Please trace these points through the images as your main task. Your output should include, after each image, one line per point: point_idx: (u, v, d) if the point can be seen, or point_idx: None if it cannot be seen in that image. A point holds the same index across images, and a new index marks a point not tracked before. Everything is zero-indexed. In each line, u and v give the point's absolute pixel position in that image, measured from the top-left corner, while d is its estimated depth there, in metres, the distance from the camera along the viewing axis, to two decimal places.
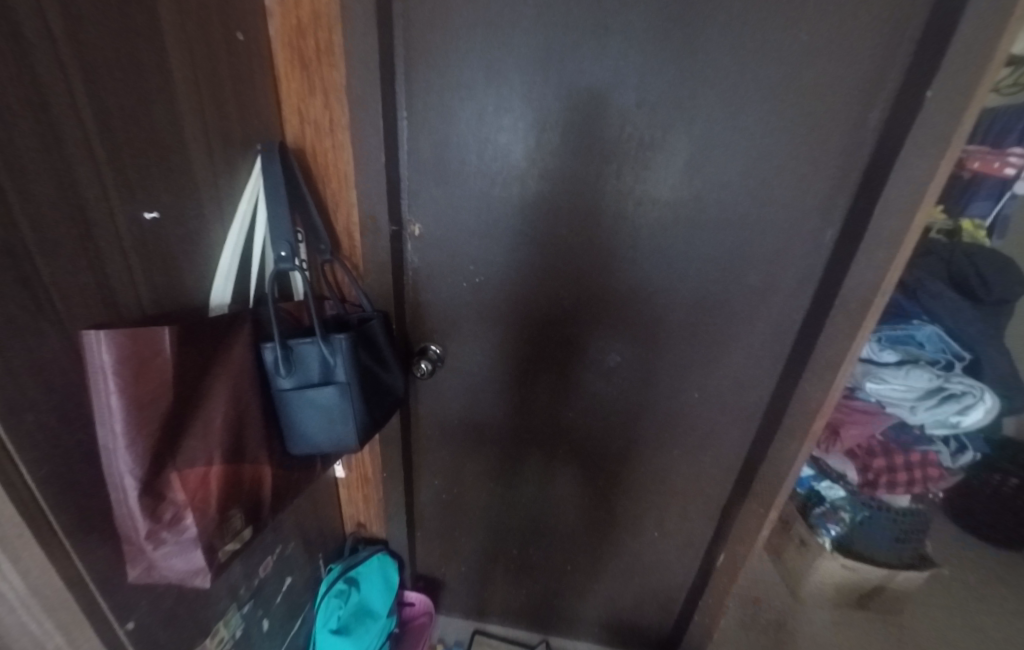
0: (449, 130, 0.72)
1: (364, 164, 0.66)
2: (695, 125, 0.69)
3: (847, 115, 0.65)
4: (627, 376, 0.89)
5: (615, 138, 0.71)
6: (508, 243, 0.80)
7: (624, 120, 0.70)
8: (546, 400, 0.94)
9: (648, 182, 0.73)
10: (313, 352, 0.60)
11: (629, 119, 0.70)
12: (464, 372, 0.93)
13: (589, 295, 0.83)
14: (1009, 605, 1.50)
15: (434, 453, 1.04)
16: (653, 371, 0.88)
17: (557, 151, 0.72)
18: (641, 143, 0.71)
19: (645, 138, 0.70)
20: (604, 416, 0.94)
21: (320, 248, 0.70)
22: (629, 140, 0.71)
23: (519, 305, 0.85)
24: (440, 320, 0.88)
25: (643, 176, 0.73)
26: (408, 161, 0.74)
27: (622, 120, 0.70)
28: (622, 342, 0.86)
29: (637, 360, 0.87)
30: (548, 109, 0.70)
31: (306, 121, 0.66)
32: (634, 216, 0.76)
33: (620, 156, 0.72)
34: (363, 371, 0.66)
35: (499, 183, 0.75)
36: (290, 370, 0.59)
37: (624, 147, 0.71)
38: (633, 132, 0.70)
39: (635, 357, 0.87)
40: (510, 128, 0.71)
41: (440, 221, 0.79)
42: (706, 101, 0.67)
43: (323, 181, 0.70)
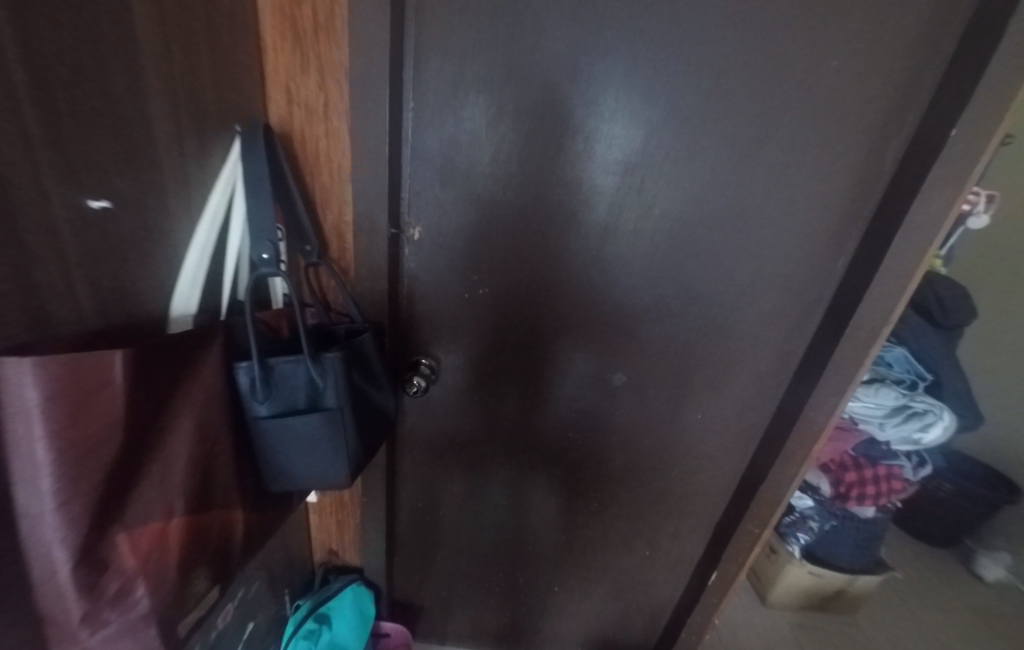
0: (460, 125, 0.64)
1: (365, 157, 0.58)
2: (723, 140, 0.65)
3: (870, 142, 0.65)
4: (631, 396, 0.86)
5: (638, 148, 0.66)
6: (516, 253, 0.73)
7: (650, 129, 0.65)
8: (544, 418, 0.89)
9: (669, 196, 0.69)
10: (298, 372, 0.51)
11: (654, 129, 0.65)
12: (458, 388, 0.86)
13: (598, 311, 0.78)
14: (947, 604, 1.63)
15: (420, 473, 0.95)
16: (657, 391, 0.85)
17: (576, 158, 0.67)
18: (665, 156, 0.67)
19: (669, 150, 0.66)
20: (604, 436, 0.90)
21: (306, 249, 0.60)
22: (653, 151, 0.66)
23: (524, 319, 0.79)
24: (435, 333, 0.80)
25: (663, 190, 0.69)
26: (412, 157, 0.66)
27: (648, 130, 0.65)
28: (629, 361, 0.82)
29: (642, 380, 0.84)
30: (570, 112, 0.64)
31: (295, 102, 0.57)
32: (652, 232, 0.72)
33: (641, 168, 0.68)
34: (354, 393, 0.57)
35: (510, 189, 0.69)
36: (270, 393, 0.50)
37: (647, 158, 0.67)
38: (658, 143, 0.66)
39: (641, 377, 0.84)
40: (528, 129, 0.65)
41: (443, 225, 0.71)
42: (737, 116, 0.64)
43: (312, 173, 0.60)
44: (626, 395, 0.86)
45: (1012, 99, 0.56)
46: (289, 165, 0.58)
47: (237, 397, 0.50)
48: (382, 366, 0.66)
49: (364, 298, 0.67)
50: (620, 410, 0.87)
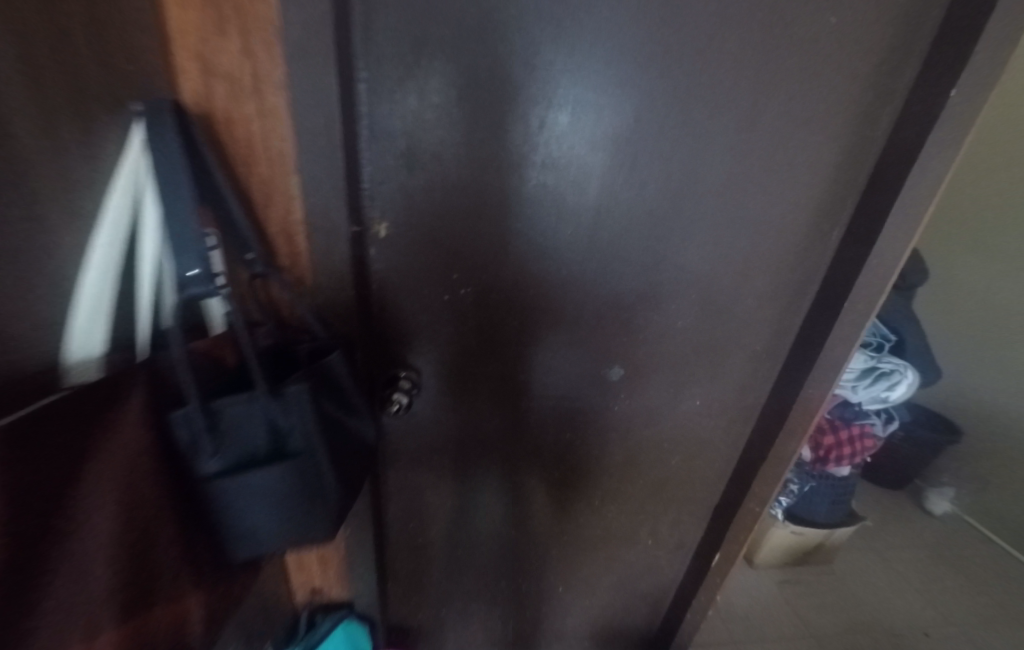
0: (426, 97, 0.54)
1: (313, 139, 0.47)
2: (723, 107, 0.59)
3: (869, 104, 0.61)
4: (628, 389, 0.81)
5: (633, 120, 0.59)
6: (499, 245, 0.65)
7: (644, 98, 0.57)
8: (539, 420, 0.83)
9: (665, 174, 0.63)
10: (256, 413, 0.41)
11: (650, 97, 0.58)
12: (443, 398, 0.78)
13: (592, 302, 0.72)
14: (906, 542, 1.77)
15: (407, 492, 0.87)
16: (654, 381, 0.80)
17: (563, 135, 0.59)
18: (660, 128, 0.60)
19: (665, 121, 0.59)
20: (603, 433, 0.86)
21: (248, 256, 0.49)
22: (648, 123, 0.59)
23: (512, 318, 0.72)
24: (413, 342, 0.71)
25: (659, 167, 0.63)
26: (371, 138, 0.55)
27: (642, 98, 0.57)
28: (626, 352, 0.77)
29: (639, 371, 0.79)
30: (556, 80, 0.55)
31: (212, 74, 0.45)
32: (647, 215, 0.66)
33: (635, 143, 0.60)
34: (327, 425, 0.48)
35: (489, 173, 0.60)
36: (222, 444, 0.40)
37: (641, 131, 0.60)
38: (653, 113, 0.59)
39: (638, 369, 0.79)
40: (506, 101, 0.55)
41: (414, 219, 0.61)
42: (738, 79, 0.57)
43: (246, 164, 0.49)
44: (624, 388, 0.81)
45: (1007, 56, 0.54)
46: (214, 154, 0.47)
47: (177, 454, 0.39)
48: (357, 388, 0.57)
49: (328, 312, 0.56)
50: (618, 404, 0.82)
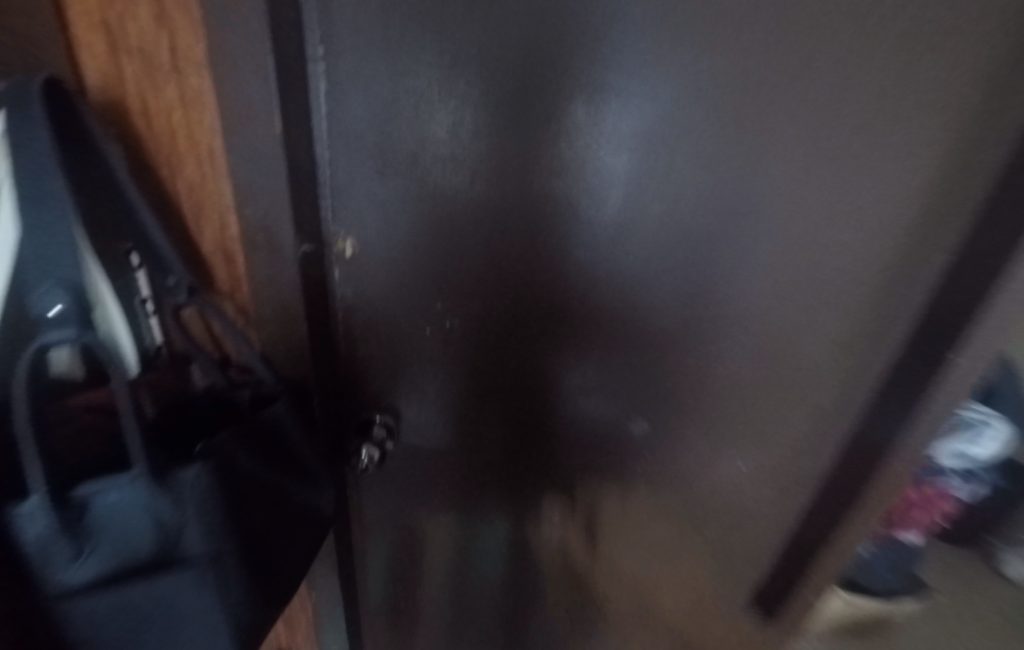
0: (403, 81, 0.40)
1: (245, 136, 0.36)
2: (850, 114, 0.36)
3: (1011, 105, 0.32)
4: (655, 449, 0.65)
5: (682, 128, 0.41)
6: (494, 269, 0.52)
7: (700, 99, 0.39)
8: (542, 472, 0.70)
9: (733, 201, 0.44)
10: (135, 506, 0.30)
11: (711, 97, 0.39)
12: (428, 444, 0.65)
13: (610, 341, 0.58)
14: (985, 624, 1.49)
15: (388, 550, 0.74)
16: (693, 447, 0.63)
17: (579, 139, 0.45)
18: (728, 139, 0.40)
19: (737, 130, 0.40)
20: (621, 498, 0.70)
21: (169, 281, 0.39)
22: (706, 132, 0.41)
23: (510, 353, 0.59)
24: (391, 385, 0.57)
25: (724, 191, 0.44)
26: (332, 133, 0.43)
27: (697, 99, 0.40)
28: (654, 408, 0.61)
29: (673, 433, 0.62)
30: (572, 66, 0.40)
31: (120, 50, 0.35)
32: (699, 246, 0.48)
33: (684, 157, 0.43)
34: (248, 507, 0.37)
35: (484, 181, 0.46)
36: (88, 546, 0.29)
37: (694, 142, 0.42)
38: (717, 119, 0.40)
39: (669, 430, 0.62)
40: (508, 90, 0.42)
41: (390, 235, 0.48)
42: (886, 64, 0.33)
43: (171, 166, 0.39)
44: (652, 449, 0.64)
45: None
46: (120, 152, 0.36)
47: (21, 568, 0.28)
48: (309, 447, 0.46)
49: (274, 350, 0.45)
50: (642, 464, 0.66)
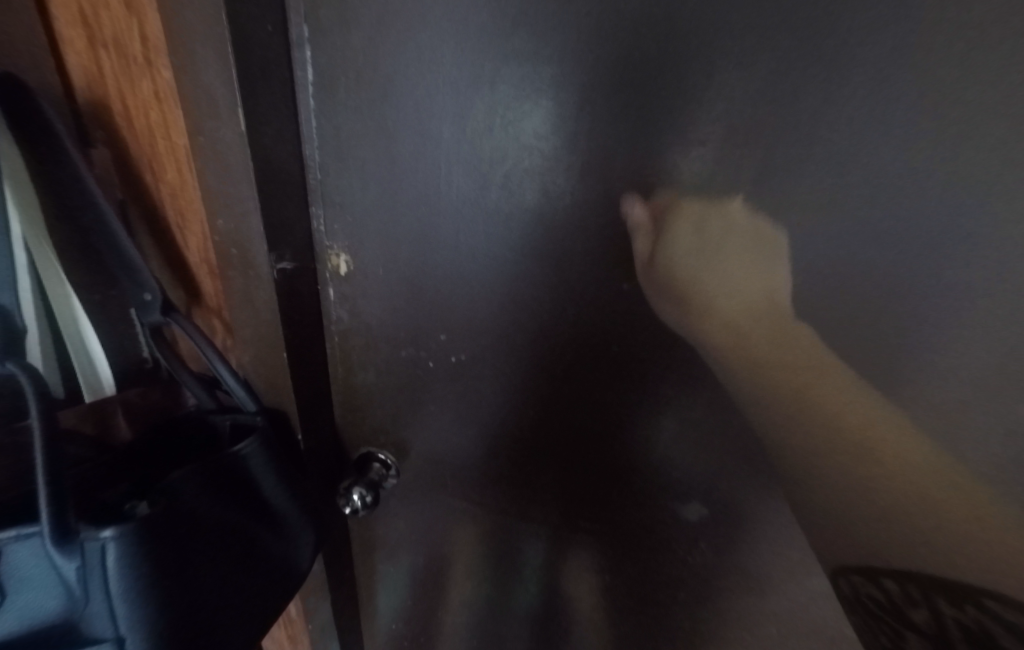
0: (403, 63, 0.31)
1: (212, 134, 0.30)
2: None
3: None
4: (733, 555, 0.46)
5: (809, 119, 0.25)
6: (513, 298, 0.40)
7: (855, 82, 0.23)
8: (570, 554, 0.55)
9: (885, 234, 0.27)
10: (44, 563, 0.27)
11: (875, 84, 0.23)
12: (436, 495, 0.55)
13: (680, 407, 0.40)
14: None
15: (392, 595, 0.67)
16: (783, 564, 0.44)
17: (638, 131, 0.30)
18: (885, 149, 0.24)
19: (920, 135, 0.23)
20: (669, 602, 0.53)
21: (144, 298, 0.36)
22: (866, 133, 0.24)
23: (534, 408, 0.45)
24: (393, 422, 0.50)
25: (875, 211, 0.26)
26: (323, 137, 0.36)
27: (850, 85, 0.24)
28: (730, 508, 0.43)
29: (754, 542, 0.44)
30: (641, 21, 0.27)
31: (99, 44, 0.32)
32: (829, 272, 0.29)
33: (814, 163, 0.27)
34: (196, 567, 0.32)
35: (498, 189, 0.35)
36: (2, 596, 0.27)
37: (838, 147, 0.25)
38: (881, 110, 0.24)
39: (751, 539, 0.44)
40: (539, 61, 0.29)
41: (389, 253, 0.40)
42: None
43: (154, 171, 0.35)
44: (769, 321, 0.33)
45: None
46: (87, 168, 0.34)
47: None
48: (285, 491, 0.41)
49: (257, 374, 0.41)
50: (752, 278, 0.32)
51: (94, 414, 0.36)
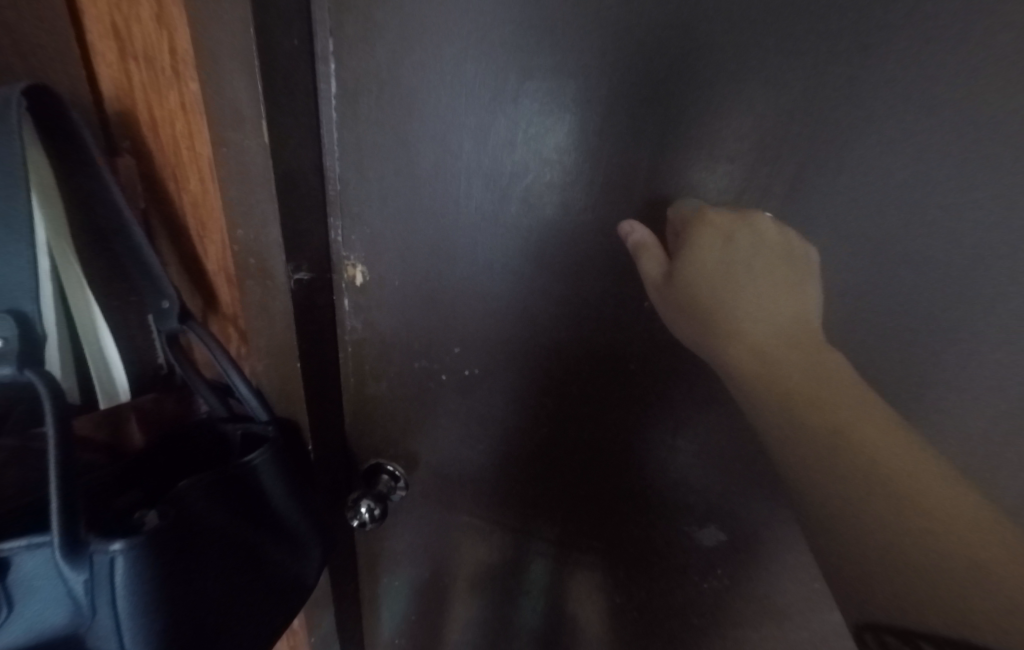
0: (426, 76, 0.31)
1: (235, 144, 0.30)
2: None
3: None
4: (751, 582, 0.44)
5: (846, 136, 0.25)
6: (529, 312, 0.39)
7: (897, 101, 0.24)
8: (579, 575, 0.54)
9: (922, 259, 0.26)
10: (52, 574, 0.26)
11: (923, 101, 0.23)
12: (443, 509, 0.54)
13: (698, 427, 0.38)
14: None
15: (395, 609, 0.65)
16: (802, 590, 0.42)
17: (663, 146, 0.30)
18: (933, 168, 0.24)
19: None
20: (681, 629, 0.51)
21: (163, 305, 0.38)
22: (903, 153, 0.25)
23: (546, 425, 0.44)
24: (403, 434, 0.49)
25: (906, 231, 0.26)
26: (344, 148, 0.36)
27: (890, 103, 0.24)
28: (747, 534, 0.41)
29: (771, 570, 0.42)
30: (671, 36, 0.26)
31: (130, 57, 0.32)
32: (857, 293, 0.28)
33: (849, 179, 0.26)
34: (200, 582, 0.32)
35: (518, 203, 0.35)
36: (6, 610, 0.26)
37: (879, 166, 0.25)
38: (920, 130, 0.24)
39: (769, 566, 0.42)
40: (563, 75, 0.29)
41: (405, 264, 0.39)
42: None
43: (176, 180, 0.36)
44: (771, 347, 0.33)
45: None
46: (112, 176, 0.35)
47: None
48: (292, 503, 0.40)
49: (270, 383, 0.41)
50: (778, 299, 0.31)
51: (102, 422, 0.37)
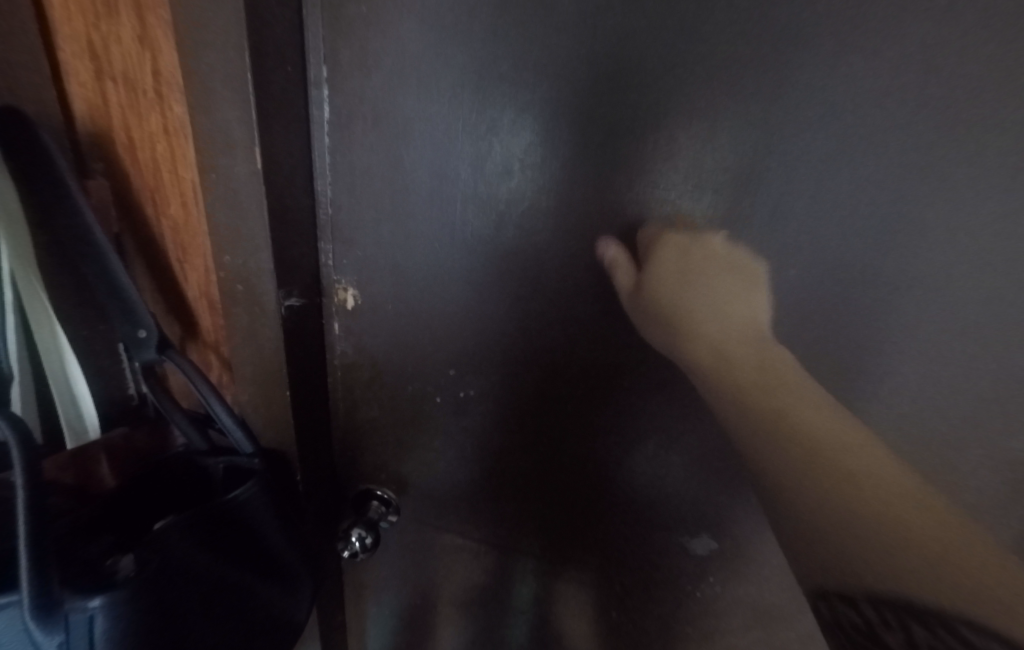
0: (421, 105, 0.32)
1: (225, 170, 0.29)
2: None
3: None
4: (741, 588, 0.46)
5: (818, 174, 0.28)
6: (524, 334, 0.39)
7: (855, 145, 0.26)
8: (574, 593, 0.54)
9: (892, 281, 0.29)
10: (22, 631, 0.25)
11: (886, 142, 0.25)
12: (435, 533, 0.53)
13: (689, 441, 0.40)
14: None
15: (383, 637, 0.63)
16: (790, 594, 0.44)
17: (652, 178, 0.32)
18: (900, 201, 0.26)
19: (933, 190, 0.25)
20: (676, 640, 0.52)
21: (138, 335, 0.35)
22: (865, 191, 0.27)
23: (541, 444, 0.45)
24: (393, 459, 0.48)
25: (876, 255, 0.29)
26: (335, 173, 0.35)
27: (850, 146, 0.26)
28: (737, 542, 0.43)
29: (761, 577, 0.44)
30: (658, 75, 0.28)
31: (108, 78, 0.31)
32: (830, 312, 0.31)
33: (823, 209, 0.29)
34: (184, 632, 0.31)
35: (513, 228, 0.35)
36: None
37: (848, 200, 0.28)
38: (882, 168, 0.26)
39: (758, 573, 0.44)
40: (557, 109, 0.30)
41: (399, 287, 0.39)
42: None
43: (155, 204, 0.34)
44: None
45: None
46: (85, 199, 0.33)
47: None
48: (285, 539, 0.39)
49: (255, 413, 0.39)
50: (740, 318, 0.33)
51: (75, 461, 0.33)
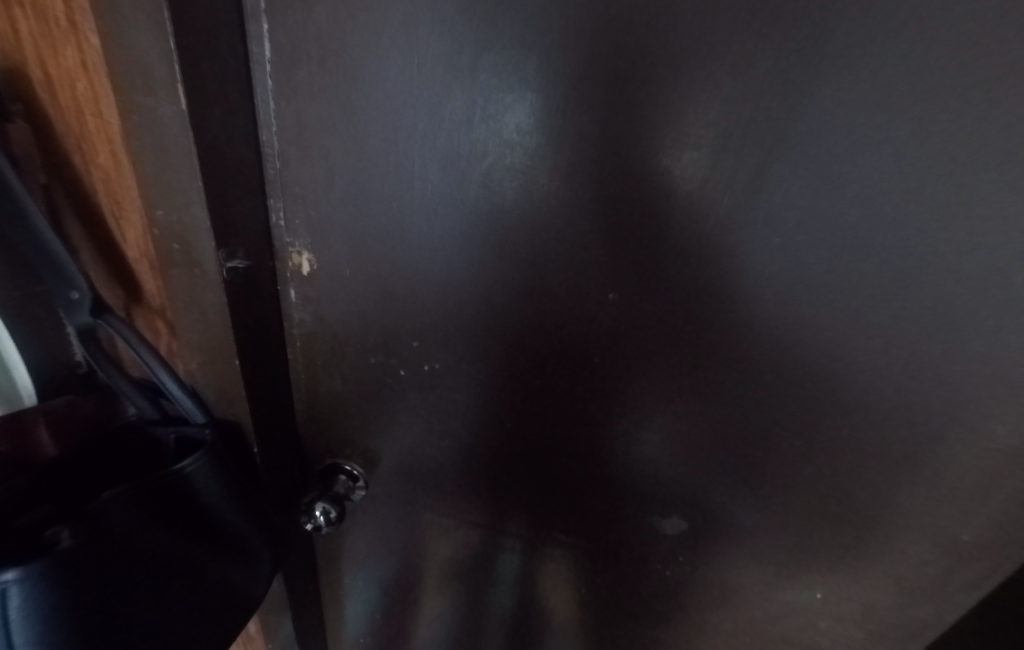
0: (373, 44, 0.28)
1: (148, 113, 0.26)
2: None
3: None
4: (713, 567, 0.45)
5: (809, 132, 0.25)
6: (491, 305, 0.37)
7: (853, 95, 0.23)
8: (547, 568, 0.53)
9: (879, 252, 0.26)
10: None
11: (883, 90, 0.22)
12: (405, 508, 0.52)
13: (662, 419, 0.38)
14: None
15: (359, 606, 0.63)
16: (762, 575, 0.43)
17: (627, 132, 0.28)
18: (893, 162, 0.24)
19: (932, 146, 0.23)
20: (646, 616, 0.52)
21: (72, 297, 0.32)
22: (861, 148, 0.24)
23: (512, 421, 0.43)
24: (358, 432, 0.46)
25: (866, 225, 0.26)
26: (282, 123, 0.32)
27: (847, 98, 0.23)
28: (709, 521, 0.42)
29: (731, 557, 0.44)
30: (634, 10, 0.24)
31: (15, 4, 0.28)
32: (811, 286, 0.29)
33: (811, 171, 0.25)
34: (123, 609, 0.29)
35: (477, 187, 0.32)
36: None
37: (841, 160, 0.25)
38: (880, 122, 0.23)
39: (730, 552, 0.43)
40: (521, 51, 0.27)
41: (357, 252, 0.36)
42: None
43: (84, 152, 0.31)
44: (726, 354, 0.33)
45: None
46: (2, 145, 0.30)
47: None
48: (241, 513, 0.37)
49: (205, 383, 0.37)
50: (713, 305, 0.32)
51: (12, 426, 0.33)
